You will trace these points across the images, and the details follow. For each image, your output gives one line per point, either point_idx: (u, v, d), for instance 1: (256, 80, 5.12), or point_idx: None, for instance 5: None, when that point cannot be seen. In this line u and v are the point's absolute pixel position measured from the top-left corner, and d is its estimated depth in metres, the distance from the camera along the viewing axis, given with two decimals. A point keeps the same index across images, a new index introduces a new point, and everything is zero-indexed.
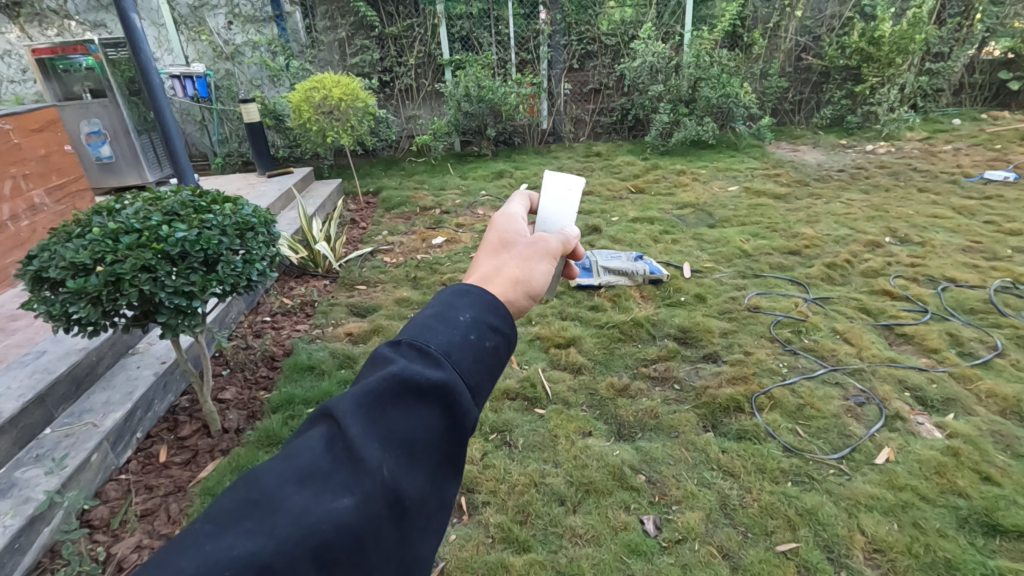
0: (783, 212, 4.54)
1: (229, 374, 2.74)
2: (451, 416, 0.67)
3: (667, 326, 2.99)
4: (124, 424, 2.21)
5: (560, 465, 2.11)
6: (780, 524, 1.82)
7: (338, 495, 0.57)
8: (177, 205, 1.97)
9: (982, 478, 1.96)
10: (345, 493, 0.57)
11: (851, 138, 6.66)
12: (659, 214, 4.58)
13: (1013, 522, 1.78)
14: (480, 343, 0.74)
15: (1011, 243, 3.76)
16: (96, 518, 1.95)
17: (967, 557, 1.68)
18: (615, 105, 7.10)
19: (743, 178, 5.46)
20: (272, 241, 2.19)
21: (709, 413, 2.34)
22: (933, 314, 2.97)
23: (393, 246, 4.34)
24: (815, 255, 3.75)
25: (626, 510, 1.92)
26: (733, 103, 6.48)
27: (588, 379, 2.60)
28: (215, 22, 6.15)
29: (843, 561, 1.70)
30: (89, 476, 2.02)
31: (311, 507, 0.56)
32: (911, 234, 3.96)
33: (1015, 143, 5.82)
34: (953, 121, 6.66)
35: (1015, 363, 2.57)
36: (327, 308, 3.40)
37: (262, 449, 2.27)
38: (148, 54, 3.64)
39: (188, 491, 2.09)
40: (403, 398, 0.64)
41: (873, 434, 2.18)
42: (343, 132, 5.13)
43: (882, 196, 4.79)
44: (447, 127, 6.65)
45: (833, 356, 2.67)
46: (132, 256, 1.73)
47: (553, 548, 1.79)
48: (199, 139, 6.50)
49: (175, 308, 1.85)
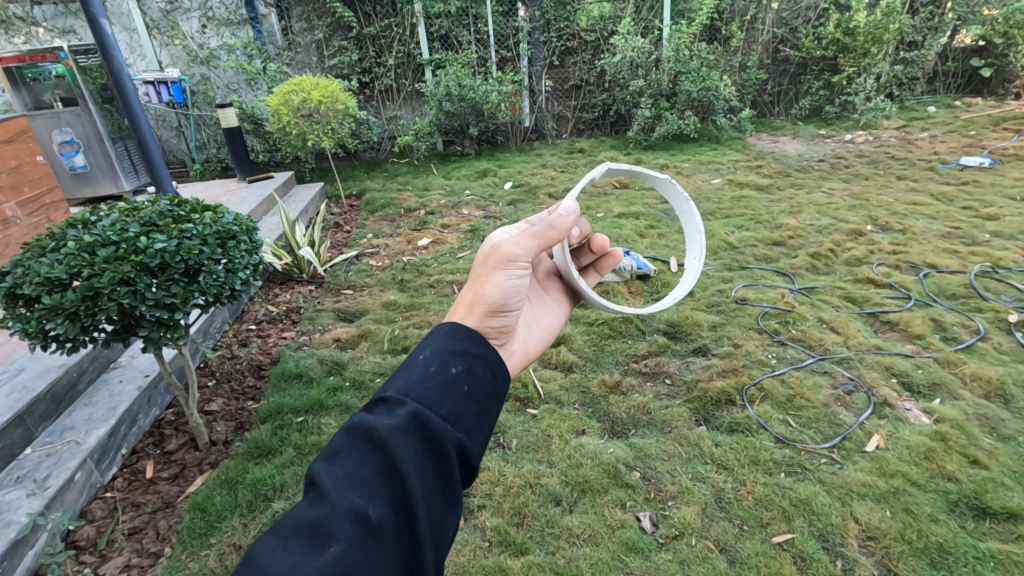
0: (766, 203, 4.58)
1: (215, 385, 2.69)
2: (427, 445, 0.82)
3: (657, 320, 2.99)
4: (108, 440, 2.16)
5: (554, 465, 2.11)
6: (775, 516, 1.83)
7: (326, 544, 0.70)
8: (155, 215, 1.92)
9: (970, 461, 1.99)
10: (331, 542, 0.71)
11: (830, 128, 6.75)
12: (644, 209, 4.59)
13: (1001, 504, 1.80)
14: (446, 375, 0.92)
15: (988, 227, 3.83)
16: (82, 539, 1.90)
17: (958, 540, 1.70)
18: (596, 101, 7.10)
19: (725, 170, 5.51)
20: (254, 249, 2.15)
21: (701, 407, 2.35)
22: (917, 301, 3.01)
23: (379, 248, 4.31)
24: (799, 246, 3.79)
25: (623, 507, 1.91)
26: (713, 96, 6.52)
27: (580, 377, 2.60)
28: (188, 26, 6.06)
29: (838, 550, 1.71)
30: (73, 496, 1.97)
31: (304, 561, 0.69)
32: (892, 222, 4.01)
33: (988, 129, 5.93)
34: (928, 109, 6.77)
35: (998, 346, 2.62)
36: (314, 314, 3.36)
37: (252, 461, 2.23)
38: (120, 60, 3.56)
39: (177, 507, 2.05)
40: (373, 443, 0.79)
41: (863, 421, 2.21)
42: (324, 134, 5.07)
43: (862, 184, 4.85)
44: (429, 127, 6.60)
45: (820, 345, 2.69)
46: (110, 269, 1.68)
47: (550, 549, 1.78)
48: (176, 145, 6.40)
49: (157, 321, 1.81)
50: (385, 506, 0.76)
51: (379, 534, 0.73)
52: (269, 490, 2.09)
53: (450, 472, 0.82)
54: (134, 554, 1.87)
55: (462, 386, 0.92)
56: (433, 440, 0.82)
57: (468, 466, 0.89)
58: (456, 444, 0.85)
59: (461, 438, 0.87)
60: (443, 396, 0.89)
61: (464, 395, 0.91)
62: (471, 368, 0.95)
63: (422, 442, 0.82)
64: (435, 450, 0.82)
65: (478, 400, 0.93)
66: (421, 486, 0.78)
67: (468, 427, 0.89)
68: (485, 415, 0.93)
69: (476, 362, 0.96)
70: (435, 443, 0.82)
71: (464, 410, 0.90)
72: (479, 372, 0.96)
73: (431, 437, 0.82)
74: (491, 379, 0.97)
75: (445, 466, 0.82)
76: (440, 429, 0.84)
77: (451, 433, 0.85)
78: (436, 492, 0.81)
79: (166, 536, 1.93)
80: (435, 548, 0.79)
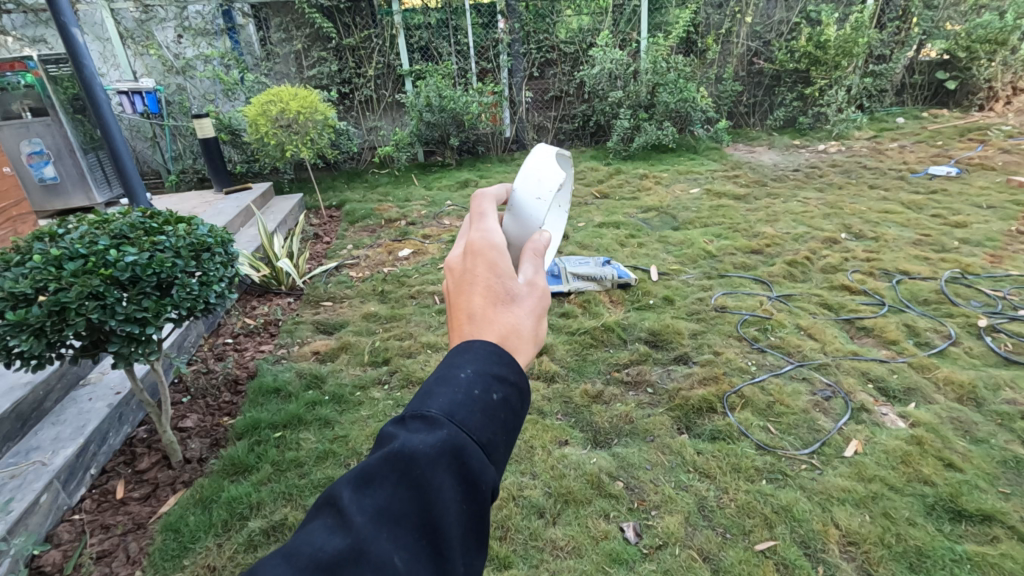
0: (744, 212, 4.65)
1: (189, 401, 2.63)
2: (471, 487, 0.52)
3: (638, 329, 3.01)
4: (76, 460, 2.09)
5: (537, 476, 2.10)
6: (757, 523, 1.83)
7: None
8: (126, 227, 1.86)
9: (945, 465, 2.02)
10: None
11: (804, 138, 6.91)
12: (624, 218, 4.63)
13: (977, 507, 1.83)
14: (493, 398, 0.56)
15: (957, 235, 3.93)
16: (47, 564, 1.83)
17: (935, 543, 1.72)
18: (576, 112, 7.17)
19: (704, 179, 5.59)
20: (230, 261, 2.10)
21: (682, 415, 2.36)
22: (891, 306, 3.07)
23: (359, 259, 4.27)
24: (776, 253, 3.85)
25: (606, 518, 1.90)
26: (690, 107, 6.64)
27: (562, 387, 2.59)
28: (163, 36, 5.99)
29: (820, 556, 1.71)
30: (38, 520, 1.89)
31: None
32: (865, 230, 4.11)
33: (954, 139, 6.12)
34: (896, 120, 6.97)
35: (969, 351, 2.67)
36: (292, 327, 3.31)
37: (227, 479, 2.17)
38: (92, 69, 3.48)
39: (149, 528, 1.98)
40: (402, 472, 0.52)
41: (841, 427, 2.23)
42: (303, 145, 5.03)
43: (836, 193, 4.96)
44: (410, 137, 6.61)
45: (799, 352, 2.73)
46: (78, 283, 1.63)
47: (534, 562, 1.76)
48: (151, 156, 6.29)
49: (127, 336, 1.76)
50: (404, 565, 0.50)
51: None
52: (245, 508, 2.03)
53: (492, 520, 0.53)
54: None
55: (512, 403, 0.58)
56: (473, 477, 0.53)
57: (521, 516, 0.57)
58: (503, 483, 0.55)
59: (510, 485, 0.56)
60: (486, 423, 0.55)
61: (518, 413, 0.58)
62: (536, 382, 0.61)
63: (469, 479, 0.52)
64: (480, 496, 0.53)
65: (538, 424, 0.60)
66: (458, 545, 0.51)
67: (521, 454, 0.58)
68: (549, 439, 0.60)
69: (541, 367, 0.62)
70: (478, 482, 0.53)
71: (516, 431, 0.57)
72: (534, 394, 0.61)
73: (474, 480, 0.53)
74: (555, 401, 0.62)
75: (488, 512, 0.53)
76: (487, 465, 0.54)
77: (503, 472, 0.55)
78: (479, 544, 0.53)
79: (137, 559, 1.87)
80: None
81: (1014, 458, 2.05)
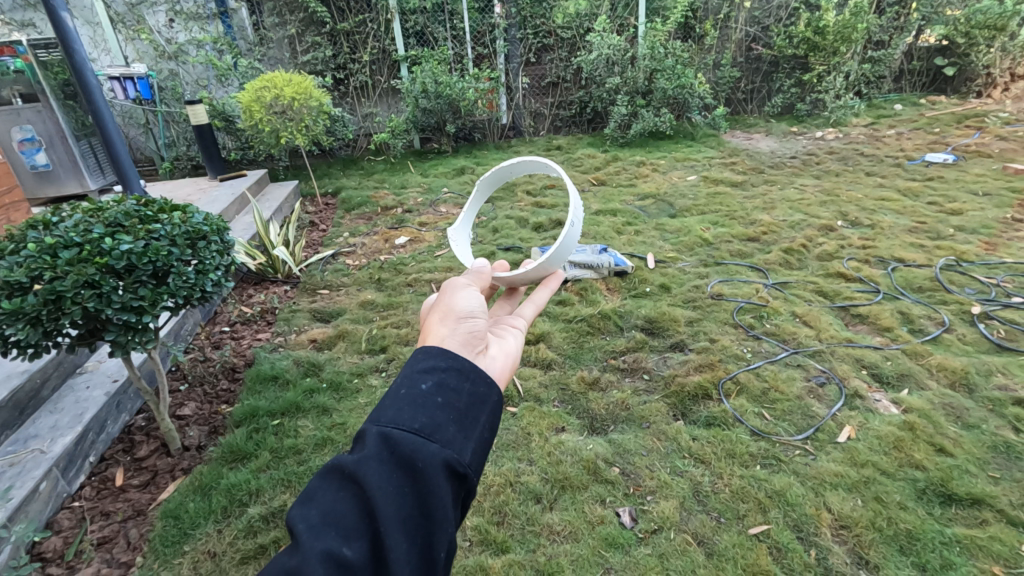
0: (740, 199, 4.65)
1: (187, 389, 2.64)
2: (405, 467, 0.78)
3: (634, 317, 3.02)
4: (74, 448, 2.10)
5: (534, 462, 2.12)
6: (751, 508, 1.86)
7: None
8: (121, 215, 1.84)
9: (937, 450, 2.04)
10: None
11: (802, 125, 6.89)
12: (621, 206, 4.63)
13: (967, 491, 1.86)
14: (417, 392, 0.86)
15: (952, 222, 3.95)
16: (49, 550, 1.85)
17: (926, 527, 1.75)
18: (573, 99, 7.13)
19: (701, 167, 5.58)
20: (226, 249, 2.09)
21: (678, 401, 2.38)
22: (886, 294, 3.08)
23: (355, 247, 4.26)
24: (773, 241, 3.85)
25: (602, 503, 1.93)
26: (688, 93, 6.59)
27: (558, 374, 2.61)
28: (155, 20, 5.89)
29: (812, 539, 1.74)
30: (38, 507, 1.91)
31: None
32: (861, 217, 4.11)
33: (952, 126, 6.11)
34: (894, 107, 6.95)
35: (962, 337, 2.69)
36: (289, 315, 3.31)
37: (226, 466, 2.19)
38: (82, 54, 3.43)
39: (149, 515, 2.00)
40: (346, 476, 0.77)
41: (835, 413, 2.26)
42: (298, 132, 4.98)
43: (832, 180, 4.95)
44: (406, 124, 6.56)
45: (794, 339, 2.75)
46: (73, 272, 1.62)
47: (531, 547, 1.79)
48: (144, 143, 6.22)
49: (124, 325, 1.75)
50: (361, 543, 0.73)
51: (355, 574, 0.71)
52: (245, 495, 2.04)
53: (430, 487, 0.77)
54: (104, 564, 1.82)
55: (437, 397, 0.86)
56: (409, 458, 0.78)
57: (460, 478, 0.83)
58: (435, 459, 0.79)
59: (444, 451, 0.81)
60: (412, 418, 0.83)
61: (440, 405, 0.85)
62: (447, 380, 0.89)
63: (400, 461, 0.78)
64: (412, 470, 0.78)
65: (456, 409, 0.87)
66: (398, 514, 0.75)
67: (449, 436, 0.83)
68: (470, 421, 0.87)
69: (448, 370, 0.91)
70: (411, 463, 0.78)
71: (442, 419, 0.84)
72: (454, 383, 0.90)
73: (405, 459, 0.78)
74: (470, 385, 0.90)
75: (424, 482, 0.77)
76: (413, 448, 0.79)
77: (429, 449, 0.80)
78: (421, 513, 0.76)
79: (138, 545, 1.89)
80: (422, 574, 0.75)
81: (1004, 443, 2.07)
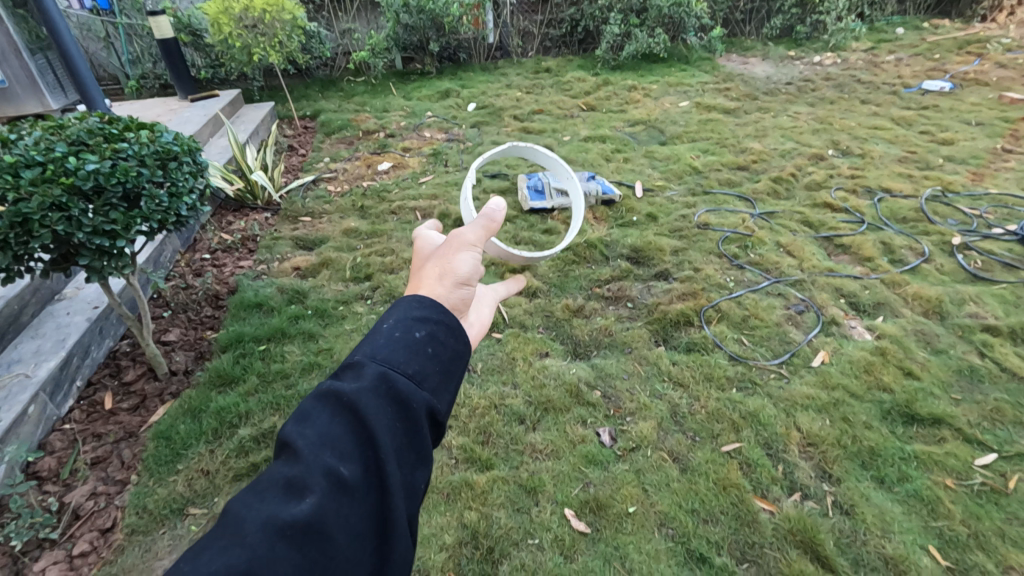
0: (732, 127, 4.54)
1: (171, 315, 2.62)
2: (398, 405, 0.85)
3: (620, 246, 3.02)
4: (60, 373, 2.11)
5: (518, 386, 2.17)
6: (725, 427, 1.94)
7: (299, 504, 0.72)
8: (84, 133, 1.74)
9: (905, 373, 2.12)
10: (307, 501, 0.72)
11: (800, 49, 6.63)
12: (611, 132, 4.50)
13: (929, 411, 1.95)
14: (411, 339, 0.94)
15: (942, 152, 3.91)
16: (44, 469, 1.89)
17: (888, 444, 1.85)
18: (563, 16, 6.74)
19: (693, 92, 5.40)
20: (199, 171, 2.00)
21: (660, 328, 2.43)
22: (870, 224, 3.09)
23: (337, 173, 4.13)
24: (762, 170, 3.81)
25: (583, 424, 2.00)
26: (684, 12, 6.26)
27: (543, 302, 2.63)
28: None
29: (780, 455, 1.84)
30: (29, 429, 1.94)
31: (276, 514, 0.71)
32: (852, 147, 4.05)
33: (953, 52, 5.93)
34: (896, 31, 6.69)
35: (940, 267, 2.74)
36: (271, 242, 3.25)
37: (214, 390, 2.21)
38: None
39: (140, 436, 2.04)
40: (343, 403, 0.82)
41: (811, 339, 2.32)
42: (271, 48, 4.67)
43: (827, 108, 4.84)
44: (386, 42, 6.19)
45: (776, 269, 2.77)
46: (38, 193, 1.55)
47: (514, 464, 1.87)
48: (106, 59, 5.83)
49: (97, 250, 1.71)
50: (356, 465, 0.78)
51: (351, 491, 0.76)
52: (234, 417, 2.08)
53: (419, 426, 0.85)
54: (100, 482, 1.87)
55: (427, 347, 0.94)
56: (403, 397, 0.86)
57: (437, 424, 0.92)
58: (425, 404, 0.88)
59: (429, 399, 0.90)
60: (407, 362, 0.90)
61: (431, 355, 0.93)
62: (435, 331, 0.97)
63: (395, 397, 0.85)
64: (405, 409, 0.85)
65: (442, 360, 0.95)
66: (392, 445, 0.81)
67: (435, 384, 0.92)
68: (451, 373, 0.96)
69: (437, 323, 0.98)
70: (403, 402, 0.86)
71: (430, 369, 0.92)
72: (443, 336, 0.97)
73: (399, 398, 0.86)
74: (457, 342, 0.99)
75: (414, 421, 0.85)
76: (406, 389, 0.87)
77: (419, 393, 0.88)
78: (411, 447, 0.84)
79: (131, 464, 1.94)
80: (406, 504, 0.82)
81: (969, 367, 2.16)
